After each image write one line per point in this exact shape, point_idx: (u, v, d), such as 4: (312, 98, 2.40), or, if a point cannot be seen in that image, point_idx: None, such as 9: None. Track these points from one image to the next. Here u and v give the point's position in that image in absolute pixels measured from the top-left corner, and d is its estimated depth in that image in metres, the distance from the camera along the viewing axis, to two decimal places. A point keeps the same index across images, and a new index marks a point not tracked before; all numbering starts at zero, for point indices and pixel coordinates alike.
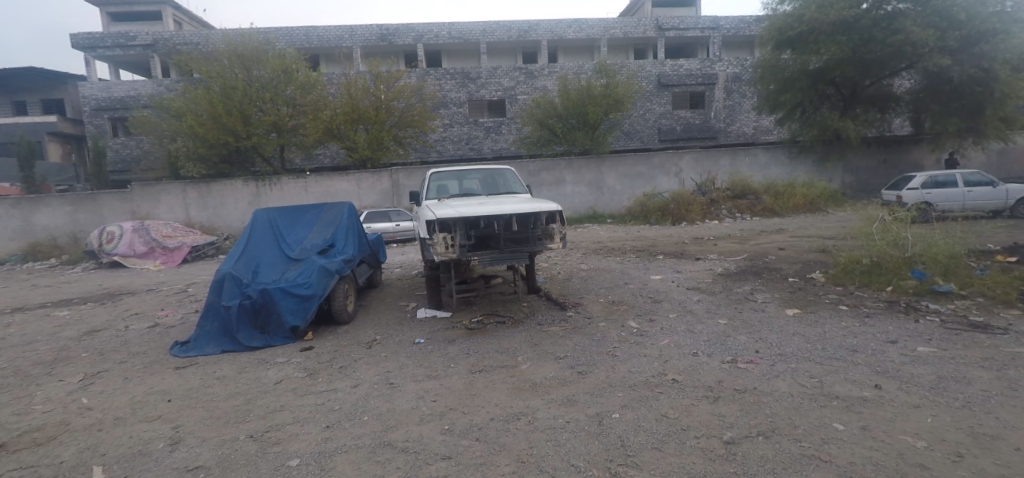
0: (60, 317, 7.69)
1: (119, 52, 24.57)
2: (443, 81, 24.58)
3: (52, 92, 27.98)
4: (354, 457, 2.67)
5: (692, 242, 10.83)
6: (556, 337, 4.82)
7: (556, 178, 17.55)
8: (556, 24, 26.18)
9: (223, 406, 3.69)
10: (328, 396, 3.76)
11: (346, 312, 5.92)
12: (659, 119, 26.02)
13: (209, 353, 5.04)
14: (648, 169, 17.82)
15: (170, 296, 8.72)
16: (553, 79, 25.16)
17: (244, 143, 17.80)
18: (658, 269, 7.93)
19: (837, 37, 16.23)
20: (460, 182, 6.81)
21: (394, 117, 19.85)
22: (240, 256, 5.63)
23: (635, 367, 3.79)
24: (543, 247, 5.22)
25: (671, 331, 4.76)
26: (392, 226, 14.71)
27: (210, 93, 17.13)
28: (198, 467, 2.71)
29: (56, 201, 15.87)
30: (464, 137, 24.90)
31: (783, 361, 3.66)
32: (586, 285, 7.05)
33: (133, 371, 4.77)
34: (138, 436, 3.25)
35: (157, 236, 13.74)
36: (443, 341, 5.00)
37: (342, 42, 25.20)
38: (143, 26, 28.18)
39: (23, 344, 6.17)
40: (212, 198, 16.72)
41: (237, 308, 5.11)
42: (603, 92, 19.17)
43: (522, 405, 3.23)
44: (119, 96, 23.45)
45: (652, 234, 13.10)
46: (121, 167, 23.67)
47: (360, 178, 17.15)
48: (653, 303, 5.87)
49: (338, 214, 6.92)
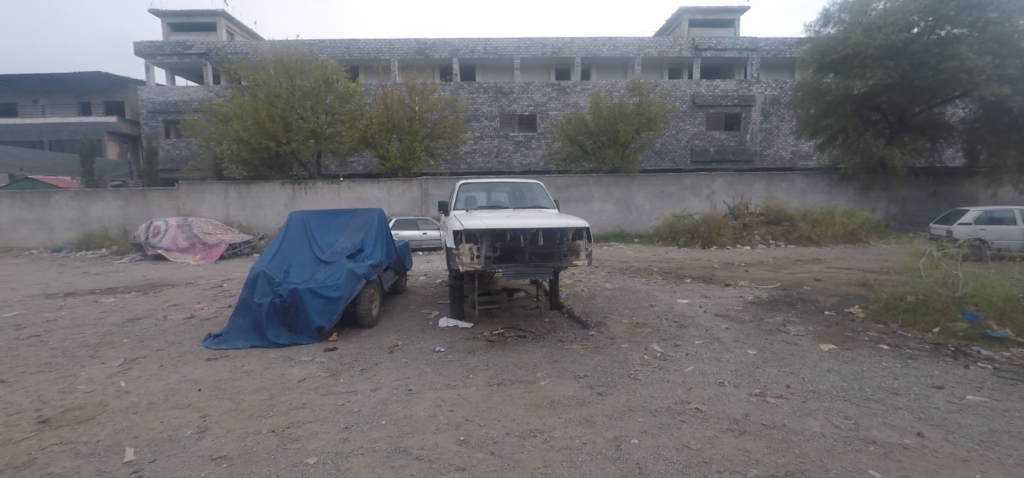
0: (105, 303, 8.12)
1: (175, 60, 26.20)
2: (476, 95, 25.06)
3: (113, 94, 29.98)
4: (369, 461, 2.69)
5: (721, 267, 10.56)
6: (577, 355, 4.76)
7: (583, 194, 17.51)
8: (590, 42, 26.43)
9: (248, 400, 3.80)
10: (347, 397, 3.82)
11: (371, 316, 6.01)
12: (691, 140, 25.65)
13: (238, 348, 5.21)
14: (678, 189, 17.56)
15: (206, 290, 9.09)
16: (585, 96, 25.28)
17: (283, 148, 18.56)
18: (684, 293, 7.73)
19: (884, 61, 15.65)
20: (488, 193, 6.87)
21: (427, 129, 20.39)
22: (273, 257, 5.84)
23: (657, 393, 3.70)
24: (568, 264, 5.20)
25: (696, 358, 4.60)
26: (418, 235, 14.96)
27: (255, 100, 18.04)
28: (221, 457, 2.80)
29: (111, 195, 16.95)
30: (493, 151, 25.23)
31: (816, 399, 3.50)
32: (610, 304, 6.96)
33: (168, 359, 4.97)
34: (168, 421, 3.38)
35: (198, 233, 14.41)
36: (463, 352, 5.01)
37: (381, 55, 26.11)
38: (199, 36, 30.06)
39: (71, 327, 6.55)
40: (251, 199, 17.43)
41: (267, 306, 5.28)
42: (635, 110, 19.11)
43: (539, 423, 3.19)
44: (172, 100, 24.91)
45: (679, 256, 12.85)
46: (169, 166, 25.02)
47: (390, 186, 17.57)
48: (678, 328, 5.70)
49: (368, 220, 7.05)
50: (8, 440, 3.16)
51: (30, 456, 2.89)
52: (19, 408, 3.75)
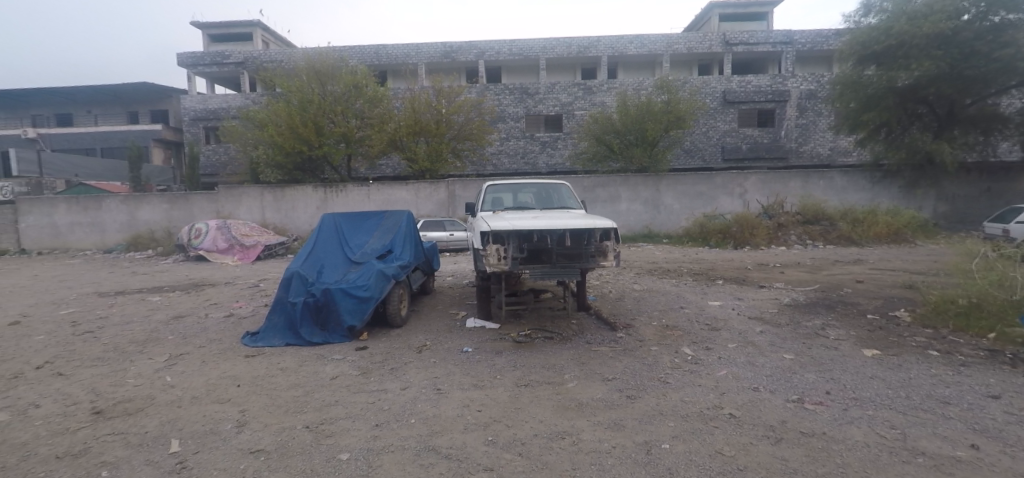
0: (152, 302, 8.57)
1: (215, 69, 27.38)
2: (501, 97, 25.16)
3: (158, 103, 31.62)
4: (399, 458, 2.74)
5: (755, 268, 10.25)
6: (605, 357, 4.70)
7: (611, 194, 17.31)
8: (616, 40, 26.11)
9: (283, 396, 3.93)
10: (378, 395, 3.90)
11: (400, 316, 6.11)
12: (722, 137, 24.99)
13: (274, 345, 5.40)
14: (709, 189, 17.13)
15: (243, 290, 9.46)
16: (611, 95, 25.02)
17: (315, 152, 19.12)
18: (716, 295, 7.54)
19: (932, 51, 14.81)
20: (514, 194, 6.88)
21: (453, 131, 20.60)
22: (307, 258, 6.03)
23: (688, 397, 3.62)
24: (596, 265, 5.15)
25: (728, 362, 4.47)
26: (445, 236, 15.13)
27: (288, 106, 18.63)
28: (258, 451, 2.91)
29: (156, 199, 17.87)
30: (519, 151, 25.25)
31: (858, 406, 3.35)
32: (639, 306, 6.85)
33: (209, 356, 5.20)
34: (209, 415, 3.53)
35: (236, 234, 15.01)
36: (490, 352, 5.03)
37: (408, 59, 26.55)
38: (237, 46, 31.32)
39: (121, 323, 6.94)
40: (285, 201, 18.03)
41: (301, 305, 5.45)
42: (663, 108, 18.76)
43: (567, 425, 3.17)
44: (212, 108, 26.05)
45: (710, 257, 12.53)
46: (210, 171, 26.19)
47: (418, 188, 17.84)
48: (710, 331, 5.55)
49: (397, 221, 7.17)
50: (66, 429, 3.38)
51: (85, 445, 3.08)
52: (76, 400, 4.01)
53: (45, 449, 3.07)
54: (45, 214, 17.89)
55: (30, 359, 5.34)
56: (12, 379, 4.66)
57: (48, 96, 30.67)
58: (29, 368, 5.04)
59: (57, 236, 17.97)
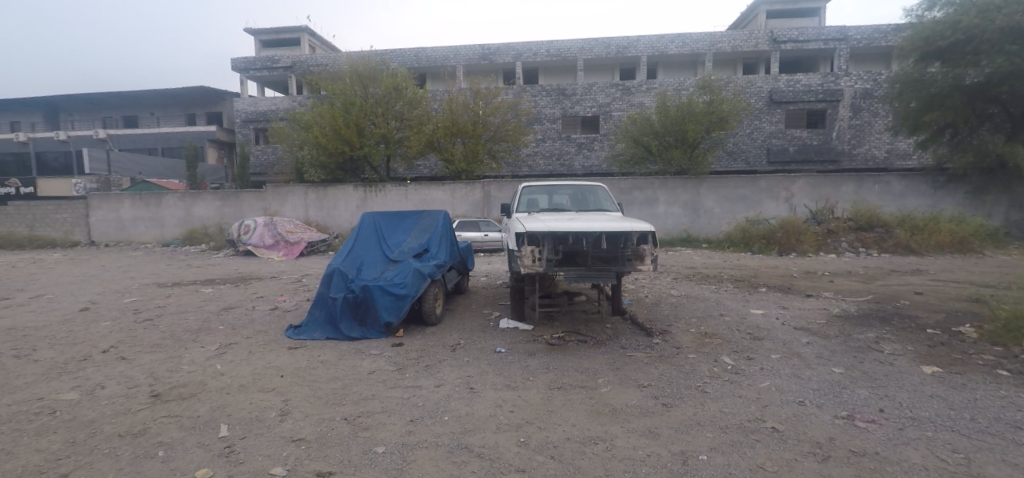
0: (205, 293, 9.09)
1: (265, 74, 28.75)
2: (539, 98, 25.17)
3: (213, 106, 33.56)
4: (432, 454, 2.79)
5: (802, 276, 9.78)
6: (640, 364, 4.60)
7: (648, 197, 16.98)
8: (657, 39, 25.57)
9: (324, 387, 4.08)
10: (413, 391, 3.97)
11: (435, 314, 6.20)
12: (768, 139, 24.00)
13: (316, 339, 5.61)
14: (752, 192, 16.49)
15: (288, 284, 9.88)
16: (651, 95, 24.58)
17: (357, 152, 19.75)
18: (759, 303, 7.23)
19: (1005, 47, 13.63)
20: (550, 196, 6.84)
21: (490, 132, 20.77)
22: (348, 255, 6.23)
23: (728, 408, 3.49)
24: (632, 269, 5.05)
25: (772, 374, 4.28)
26: (480, 236, 15.27)
27: (332, 108, 19.32)
28: (300, 439, 3.03)
29: (210, 196, 18.97)
30: (555, 153, 25.18)
31: (915, 426, 3.12)
32: (676, 312, 6.68)
33: (256, 346, 5.46)
34: (255, 403, 3.71)
35: (281, 231, 15.69)
36: (523, 353, 5.03)
37: (447, 62, 26.98)
38: (285, 51, 32.80)
39: (177, 313, 7.41)
40: (327, 200, 18.72)
41: (342, 300, 5.64)
42: (705, 109, 18.17)
43: (600, 430, 3.13)
44: (262, 110, 27.39)
45: (753, 264, 12.07)
46: (259, 170, 27.52)
47: (454, 188, 18.09)
48: (752, 340, 5.34)
49: (434, 221, 7.27)
50: (128, 410, 3.63)
51: (145, 425, 3.31)
52: (137, 383, 4.31)
53: (109, 427, 3.31)
54: (113, 209, 19.35)
55: (97, 343, 5.78)
56: (82, 361, 5.06)
57: (116, 100, 33.10)
58: (97, 351, 5.45)
59: (123, 230, 19.38)
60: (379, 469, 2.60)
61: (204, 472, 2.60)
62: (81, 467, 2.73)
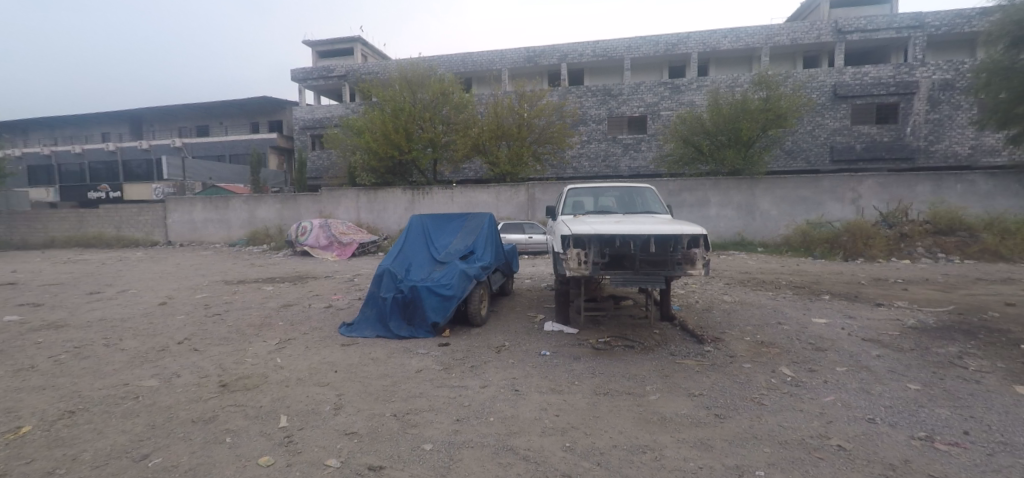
0: (267, 291, 9.69)
1: (322, 83, 30.30)
2: (584, 99, 24.94)
3: (275, 114, 35.79)
4: (478, 454, 2.82)
5: (870, 283, 9.08)
6: (691, 372, 4.43)
7: (699, 199, 16.37)
8: (708, 35, 24.64)
9: (375, 383, 4.24)
10: (459, 391, 4.04)
11: (480, 315, 6.27)
12: (831, 136, 22.47)
13: (367, 336, 5.83)
14: (813, 193, 15.50)
15: (341, 283, 10.35)
16: (701, 93, 23.73)
17: (405, 156, 20.39)
18: (821, 311, 6.78)
19: None
20: (595, 198, 6.74)
21: (534, 134, 20.85)
22: (397, 256, 6.44)
23: (788, 422, 3.29)
24: (682, 273, 4.88)
25: (836, 387, 3.99)
26: (524, 238, 15.32)
27: (383, 114, 20.05)
28: (352, 433, 3.16)
29: (271, 200, 20.22)
30: (600, 154, 24.83)
31: (1009, 452, 2.80)
32: (730, 319, 6.38)
33: (312, 342, 5.74)
34: (311, 396, 3.91)
35: (335, 233, 16.47)
36: (569, 357, 4.98)
37: (492, 65, 27.30)
38: (340, 61, 34.43)
39: (242, 309, 7.95)
40: (377, 202, 19.43)
41: (391, 300, 5.83)
42: (762, 106, 17.22)
43: (648, 439, 3.04)
44: (319, 117, 28.90)
45: (814, 269, 11.34)
46: (315, 175, 29.01)
47: (499, 191, 18.25)
48: (814, 351, 5.01)
49: (479, 223, 7.34)
50: (200, 398, 3.93)
51: (215, 413, 3.57)
52: (207, 373, 4.65)
53: (184, 412, 3.61)
54: (187, 212, 21.06)
55: (174, 335, 6.30)
56: (160, 351, 5.53)
57: (191, 111, 36.04)
58: (173, 342, 5.94)
59: (194, 231, 21.06)
60: (426, 467, 2.66)
61: (266, 460, 2.77)
62: (158, 448, 2.99)
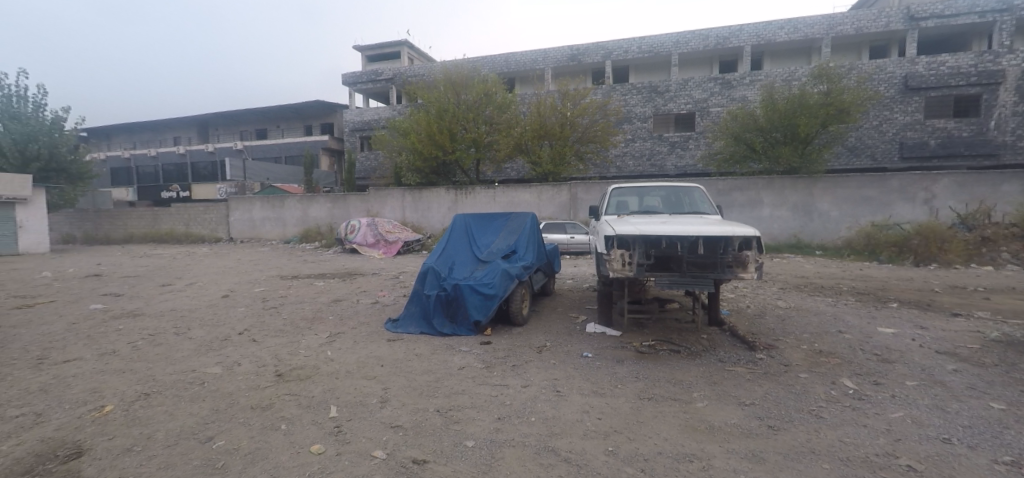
0: (318, 286, 10.16)
1: (370, 86, 31.40)
2: (629, 97, 24.45)
3: (327, 117, 37.48)
4: (519, 454, 2.83)
5: (947, 291, 8.33)
6: (742, 379, 4.24)
7: (750, 198, 15.64)
8: (763, 26, 23.48)
9: (419, 379, 4.34)
10: (500, 390, 4.07)
11: (521, 315, 6.28)
12: (901, 132, 20.80)
13: (411, 332, 6.00)
14: (879, 193, 14.40)
15: (386, 280, 10.69)
16: (755, 88, 22.63)
17: (449, 157, 20.75)
18: (888, 320, 6.29)
19: None
20: (640, 198, 6.59)
21: (577, 133, 20.64)
22: (440, 255, 6.58)
23: (849, 437, 3.08)
24: (732, 276, 4.66)
25: (905, 403, 3.69)
26: (566, 238, 15.20)
27: (428, 116, 20.50)
28: (397, 426, 3.25)
29: (322, 200, 21.19)
30: (645, 153, 24.24)
31: None
32: (784, 326, 6.05)
33: (360, 337, 5.96)
34: (359, 389, 4.06)
35: (381, 231, 17.04)
36: (611, 360, 4.90)
37: (536, 65, 27.28)
38: (388, 64, 35.57)
39: (295, 303, 8.38)
40: (421, 202, 19.92)
41: (435, 298, 5.97)
42: (822, 100, 16.18)
43: (695, 447, 2.94)
44: (367, 119, 29.99)
45: (880, 274, 10.53)
46: (363, 175, 30.12)
47: (541, 190, 18.21)
48: (880, 363, 4.66)
49: (522, 222, 7.34)
50: (258, 386, 4.18)
51: (271, 401, 3.79)
52: (264, 363, 4.94)
53: (244, 399, 3.85)
54: (247, 211, 22.45)
55: (236, 326, 6.74)
56: (223, 341, 5.93)
57: (251, 115, 38.39)
58: (234, 333, 6.36)
59: (253, 229, 22.41)
60: (469, 463, 2.70)
61: (317, 448, 2.90)
62: (222, 432, 3.21)
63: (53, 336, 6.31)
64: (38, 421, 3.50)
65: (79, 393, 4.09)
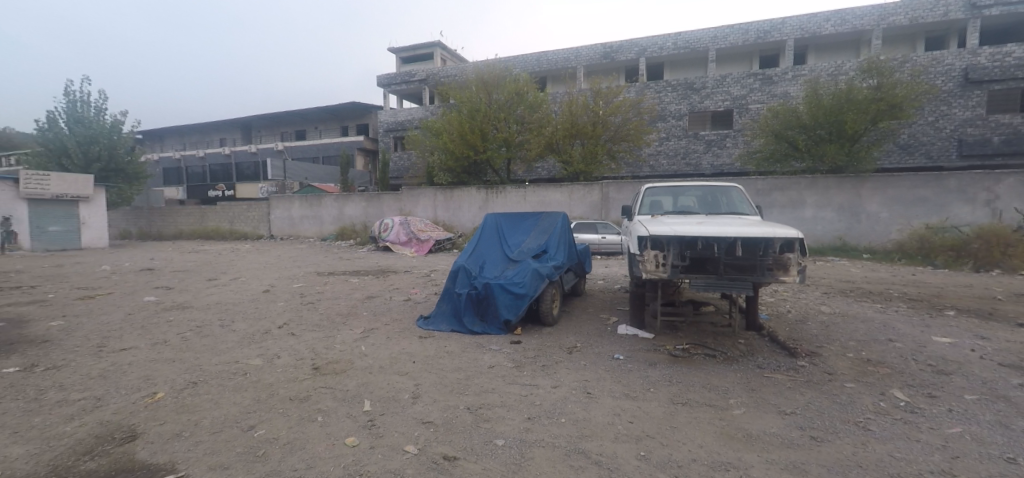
0: (354, 283, 10.45)
1: (404, 87, 32.04)
2: (663, 94, 23.94)
3: (362, 118, 38.52)
4: (549, 455, 2.81)
5: (1012, 299, 7.73)
6: (782, 387, 4.07)
7: (792, 199, 15.04)
8: (807, 19, 22.49)
9: (450, 376, 4.40)
10: (530, 390, 4.06)
11: (552, 315, 6.25)
12: (960, 128, 19.46)
13: (442, 330, 6.08)
14: (934, 193, 13.53)
15: (418, 278, 10.87)
16: (798, 84, 21.71)
17: (480, 156, 20.88)
18: (945, 329, 5.89)
19: None
20: (675, 198, 6.43)
21: (610, 132, 20.35)
22: (471, 254, 6.63)
23: (900, 452, 2.90)
24: (772, 280, 4.50)
25: (965, 418, 3.44)
26: (597, 239, 15.04)
27: (460, 116, 20.71)
28: (429, 422, 3.30)
29: (357, 198, 21.78)
30: (680, 152, 23.66)
31: None
32: (828, 332, 5.77)
33: (393, 333, 6.09)
34: (392, 384, 4.15)
35: (414, 230, 17.35)
36: (644, 363, 4.81)
37: (568, 63, 27.12)
38: (422, 65, 36.19)
39: (331, 299, 8.64)
40: (453, 202, 20.18)
41: (466, 296, 6.03)
42: (872, 95, 15.28)
43: (732, 456, 2.84)
44: (401, 120, 30.62)
45: (935, 280, 9.90)
46: (397, 175, 30.78)
47: (572, 190, 18.10)
48: (934, 374, 4.38)
49: (553, 222, 7.31)
50: (297, 378, 4.34)
51: (309, 393, 3.92)
52: (302, 356, 5.13)
53: (283, 391, 4.00)
54: (286, 209, 23.35)
55: (275, 320, 7.02)
56: (264, 334, 6.19)
57: (291, 117, 39.89)
58: (273, 326, 6.63)
59: (292, 226, 23.28)
60: (499, 462, 2.71)
61: (351, 441, 2.97)
62: (262, 421, 3.34)
63: (112, 325, 6.76)
64: (97, 405, 3.75)
65: (133, 380, 4.36)
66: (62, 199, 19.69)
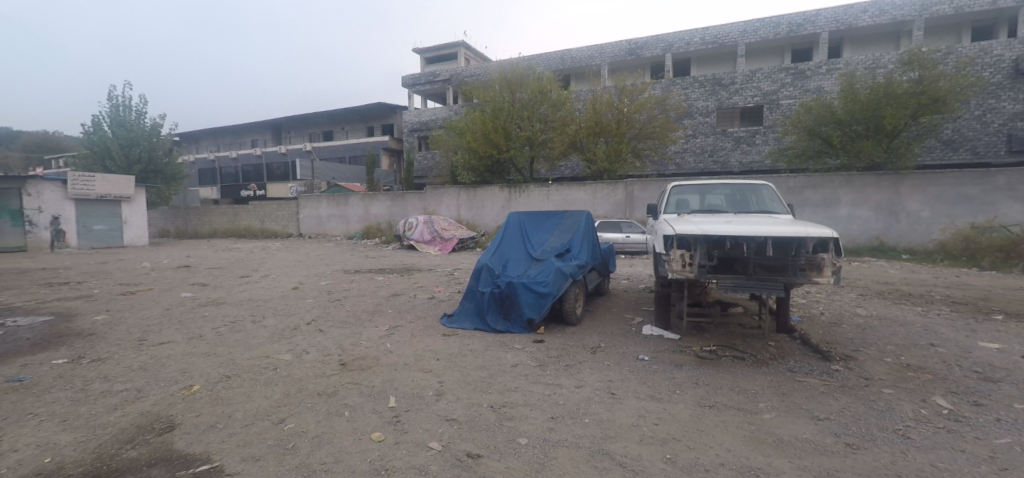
0: (379, 281, 10.63)
1: (428, 87, 32.37)
2: (690, 91, 23.49)
3: (387, 118, 39.13)
4: (572, 455, 2.81)
5: None
6: (815, 392, 3.93)
7: (825, 197, 14.53)
8: (842, 10, 21.64)
9: (474, 374, 4.43)
10: (553, 389, 4.05)
11: (575, 314, 6.22)
12: (1009, 122, 18.36)
13: (465, 328, 6.14)
14: (981, 191, 12.82)
15: (442, 276, 10.98)
16: (832, 78, 20.90)
17: (504, 155, 20.89)
18: (992, 333, 5.58)
19: None
20: (702, 196, 6.30)
21: (634, 130, 20.06)
22: (495, 252, 6.66)
23: (943, 463, 2.76)
24: (805, 280, 4.36)
25: (1015, 429, 3.25)
26: (622, 238, 14.87)
27: (483, 115, 20.79)
28: (453, 419, 3.33)
29: (382, 198, 22.15)
30: (707, 149, 23.17)
31: None
32: (864, 335, 5.55)
33: (417, 331, 6.17)
34: (416, 381, 4.21)
35: (438, 228, 17.51)
36: (670, 364, 4.73)
37: (592, 61, 26.90)
38: (446, 65, 36.51)
39: (357, 296, 8.81)
40: (476, 200, 20.29)
41: (489, 295, 6.06)
42: (913, 89, 14.53)
43: (761, 461, 2.77)
44: (426, 120, 30.99)
45: (982, 282, 9.38)
46: (421, 174, 31.16)
47: (596, 189, 17.96)
48: (981, 381, 4.15)
49: (577, 221, 7.26)
50: (324, 374, 4.45)
51: (336, 388, 4.02)
52: (330, 352, 5.26)
53: (311, 386, 4.11)
54: (314, 208, 23.94)
55: (304, 316, 7.22)
56: (293, 330, 6.38)
57: (319, 118, 40.85)
58: (302, 323, 6.81)
59: (320, 225, 23.86)
60: (522, 460, 2.72)
61: (377, 436, 3.03)
62: (292, 415, 3.44)
63: (152, 320, 7.08)
64: (139, 396, 3.94)
65: (172, 372, 4.57)
66: (106, 198, 20.70)
